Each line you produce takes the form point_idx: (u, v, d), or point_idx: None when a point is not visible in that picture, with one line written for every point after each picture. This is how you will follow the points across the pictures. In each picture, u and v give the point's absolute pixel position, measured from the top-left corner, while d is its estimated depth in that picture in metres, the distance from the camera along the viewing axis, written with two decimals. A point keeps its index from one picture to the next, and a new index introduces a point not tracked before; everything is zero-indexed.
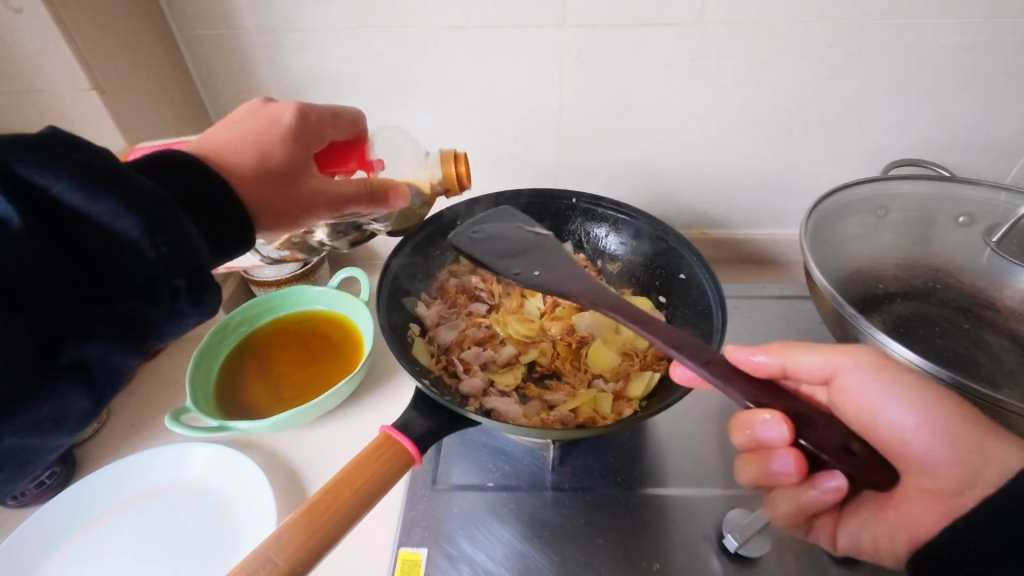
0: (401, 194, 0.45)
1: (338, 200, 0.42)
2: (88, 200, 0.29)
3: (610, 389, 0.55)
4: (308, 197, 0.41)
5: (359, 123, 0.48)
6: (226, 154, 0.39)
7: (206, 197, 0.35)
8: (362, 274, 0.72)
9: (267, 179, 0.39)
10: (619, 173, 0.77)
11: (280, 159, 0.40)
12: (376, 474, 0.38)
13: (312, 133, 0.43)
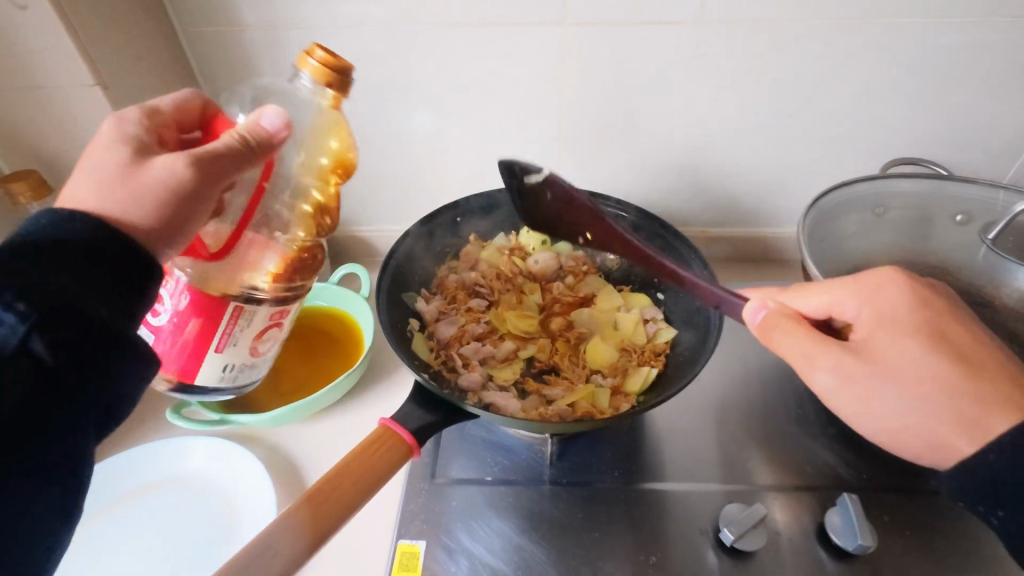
0: (274, 116, 0.39)
1: (210, 163, 0.36)
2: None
3: (608, 383, 0.55)
4: (178, 180, 0.35)
5: (186, 104, 0.43)
6: (70, 192, 0.35)
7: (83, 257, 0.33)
8: (363, 271, 0.73)
9: (124, 193, 0.35)
10: (619, 171, 0.77)
11: (131, 168, 0.36)
12: (371, 468, 0.38)
13: (160, 136, 0.40)
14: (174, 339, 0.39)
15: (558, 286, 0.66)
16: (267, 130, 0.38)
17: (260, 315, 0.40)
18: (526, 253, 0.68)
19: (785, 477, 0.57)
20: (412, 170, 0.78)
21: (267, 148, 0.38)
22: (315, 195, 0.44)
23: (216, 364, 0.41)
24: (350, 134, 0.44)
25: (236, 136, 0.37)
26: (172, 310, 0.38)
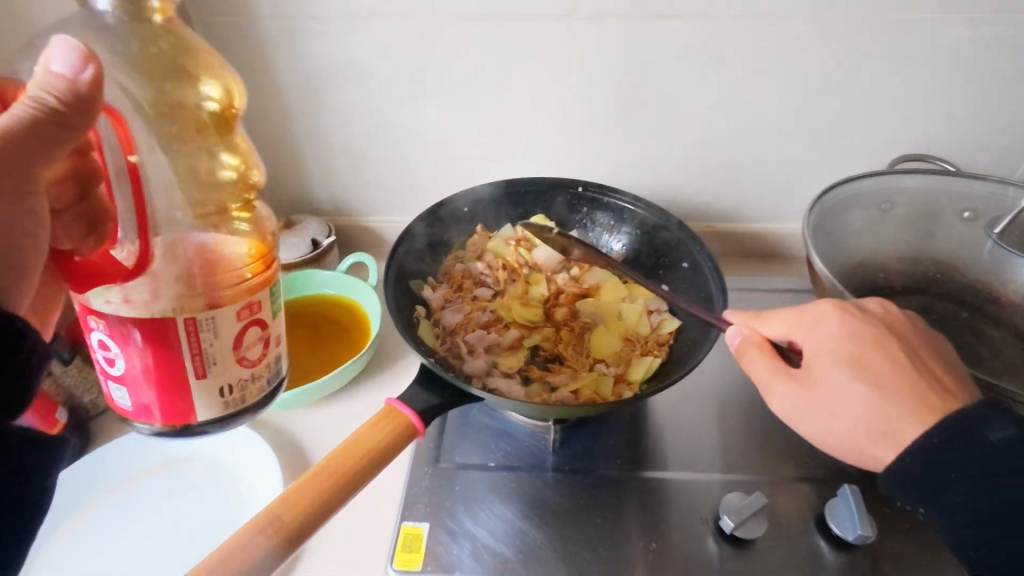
0: (64, 55, 0.32)
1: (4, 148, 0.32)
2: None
3: (611, 372, 0.55)
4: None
5: None
6: None
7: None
8: (372, 261, 0.75)
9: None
10: (624, 169, 0.78)
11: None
12: (376, 444, 0.38)
13: None
14: (145, 378, 0.36)
15: (563, 277, 0.66)
16: (63, 77, 0.32)
17: (221, 319, 0.35)
18: (532, 244, 0.68)
19: (783, 470, 0.57)
20: (419, 162, 0.79)
21: (78, 102, 0.32)
22: (229, 157, 0.45)
23: (209, 389, 0.37)
24: (214, 60, 0.43)
25: (33, 103, 0.32)
26: (122, 350, 0.35)
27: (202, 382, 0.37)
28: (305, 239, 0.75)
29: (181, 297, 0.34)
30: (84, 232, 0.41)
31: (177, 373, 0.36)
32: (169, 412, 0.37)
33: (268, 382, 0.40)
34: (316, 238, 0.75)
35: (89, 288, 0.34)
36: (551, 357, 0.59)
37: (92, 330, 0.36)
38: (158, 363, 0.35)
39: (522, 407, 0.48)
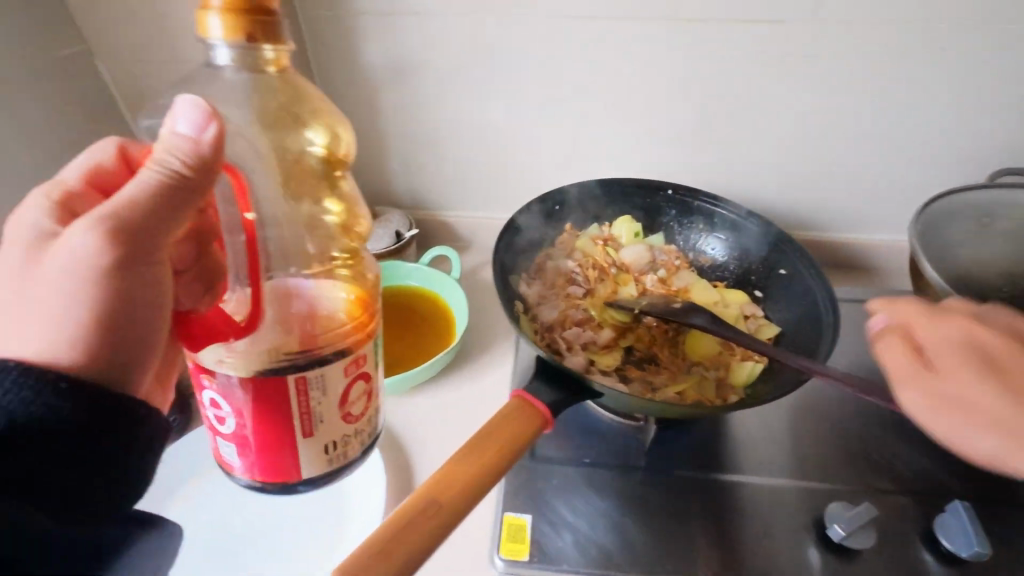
0: (189, 112, 0.29)
1: (127, 222, 0.28)
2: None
3: (712, 375, 0.56)
4: (102, 262, 0.28)
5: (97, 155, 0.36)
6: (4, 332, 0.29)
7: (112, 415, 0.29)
8: (454, 254, 0.76)
9: (37, 315, 0.29)
10: (706, 173, 0.77)
11: (39, 270, 0.29)
12: (518, 432, 0.40)
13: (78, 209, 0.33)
14: (255, 435, 0.35)
15: (652, 279, 0.66)
16: (188, 137, 0.29)
17: (330, 377, 0.34)
18: (619, 244, 0.68)
19: (877, 482, 0.57)
20: (502, 159, 0.79)
21: (205, 164, 0.29)
22: (332, 203, 0.42)
23: (315, 448, 0.36)
24: (330, 109, 0.41)
25: (156, 168, 0.29)
26: (233, 409, 0.34)
27: (311, 440, 0.35)
28: (389, 231, 0.76)
29: (291, 355, 0.33)
30: (198, 292, 0.38)
31: (288, 433, 0.35)
32: (272, 470, 0.36)
33: (365, 440, 0.39)
34: (400, 231, 0.76)
35: (201, 347, 0.33)
36: (646, 358, 0.59)
37: (203, 388, 0.35)
38: (270, 422, 0.34)
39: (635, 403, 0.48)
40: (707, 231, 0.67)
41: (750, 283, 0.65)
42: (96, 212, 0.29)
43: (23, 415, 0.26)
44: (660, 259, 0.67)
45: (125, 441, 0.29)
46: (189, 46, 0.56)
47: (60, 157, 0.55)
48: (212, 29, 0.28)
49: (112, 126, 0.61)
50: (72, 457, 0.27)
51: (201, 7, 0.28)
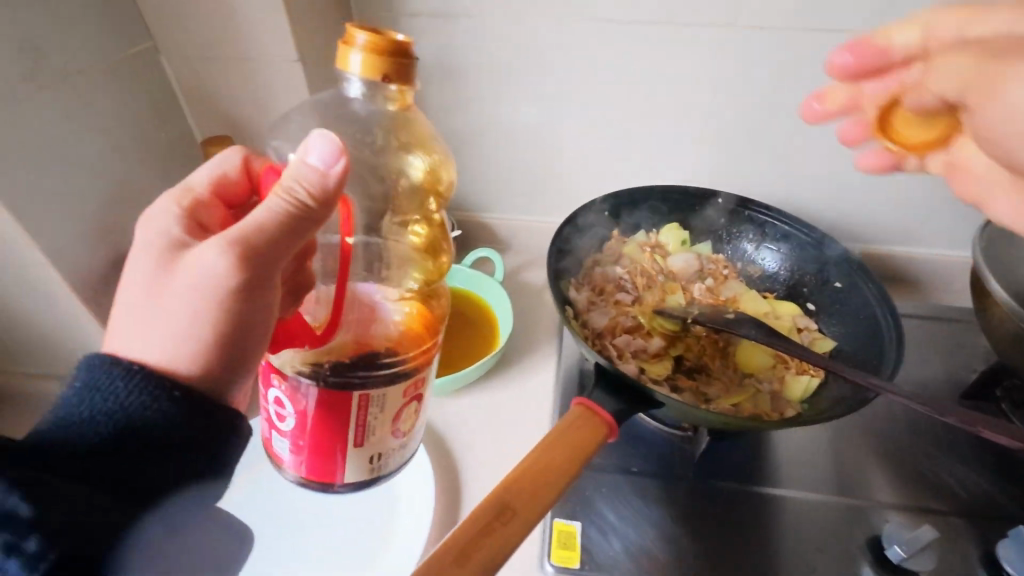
0: (324, 151, 0.32)
1: (254, 244, 0.32)
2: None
3: (766, 389, 0.55)
4: (227, 278, 0.32)
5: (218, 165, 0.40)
6: (134, 334, 0.32)
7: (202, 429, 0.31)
8: (497, 256, 0.76)
9: (163, 319, 0.32)
10: (753, 183, 0.77)
11: (171, 277, 0.32)
12: (583, 439, 0.40)
13: (198, 219, 0.37)
14: (311, 437, 0.37)
15: (700, 287, 0.66)
16: (317, 170, 0.32)
17: (389, 399, 0.37)
18: (666, 252, 0.68)
19: (930, 501, 0.56)
20: (546, 163, 0.79)
21: (326, 197, 0.33)
22: (417, 221, 0.45)
23: (360, 457, 0.39)
24: (433, 138, 0.44)
25: (284, 196, 0.32)
26: (294, 412, 0.37)
27: (360, 450, 0.38)
28: None
29: (357, 373, 0.36)
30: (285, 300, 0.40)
31: (340, 442, 0.37)
32: (319, 470, 0.39)
33: (404, 453, 0.42)
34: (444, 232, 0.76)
35: (279, 348, 0.36)
36: (697, 368, 0.58)
37: (271, 385, 0.37)
38: (327, 429, 0.37)
39: (695, 413, 0.48)
40: (758, 241, 0.67)
41: (801, 295, 0.64)
42: (225, 233, 0.32)
43: (136, 414, 0.30)
44: (709, 269, 0.67)
45: (209, 449, 0.32)
46: (251, 42, 0.57)
47: (124, 149, 0.55)
48: (351, 65, 0.33)
49: (172, 119, 0.61)
50: (168, 456, 0.30)
51: (344, 44, 0.33)
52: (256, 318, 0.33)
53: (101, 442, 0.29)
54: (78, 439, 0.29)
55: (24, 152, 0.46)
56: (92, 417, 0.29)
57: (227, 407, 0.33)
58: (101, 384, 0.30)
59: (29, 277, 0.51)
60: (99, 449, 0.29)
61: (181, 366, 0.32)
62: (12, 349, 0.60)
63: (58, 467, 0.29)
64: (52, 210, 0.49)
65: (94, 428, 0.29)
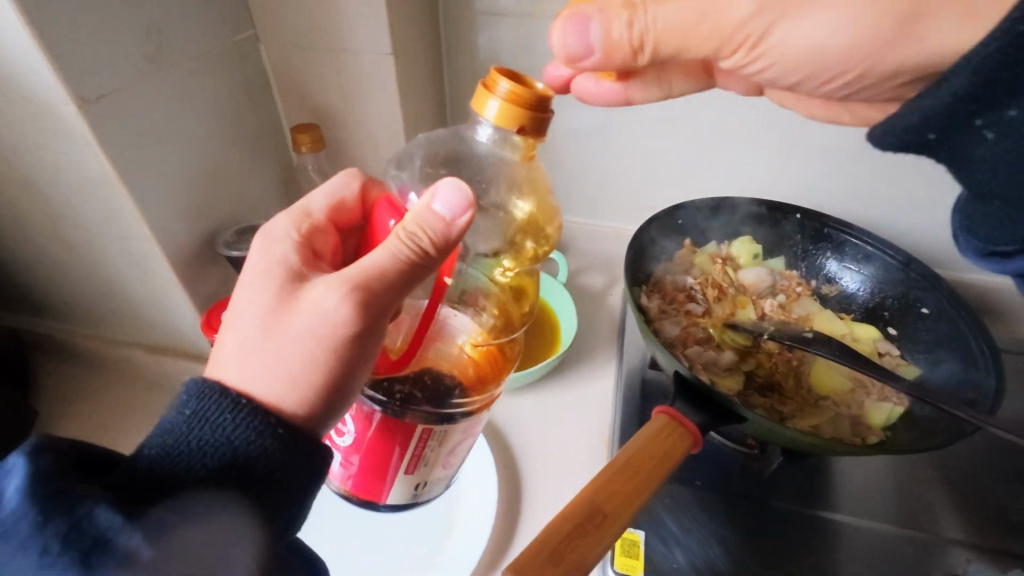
0: (453, 200, 0.33)
1: (369, 289, 0.33)
2: (18, 540, 0.26)
3: (845, 412, 0.54)
4: (343, 320, 0.32)
5: (338, 187, 0.42)
6: (245, 367, 0.33)
7: (298, 465, 0.32)
8: (562, 258, 0.76)
9: (274, 352, 0.33)
10: (833, 200, 0.74)
11: (284, 310, 0.33)
12: (672, 450, 0.40)
13: (311, 244, 0.38)
14: (367, 458, 0.39)
15: (772, 303, 0.65)
16: (442, 218, 0.33)
17: (449, 434, 0.39)
18: (737, 265, 0.67)
19: (1014, 545, 0.54)
20: (616, 168, 0.78)
21: (446, 246, 0.34)
22: (511, 264, 0.43)
23: (407, 483, 0.40)
24: (542, 184, 0.44)
25: (409, 244, 0.33)
26: (354, 433, 0.38)
27: (408, 477, 0.40)
28: None
29: (421, 404, 0.37)
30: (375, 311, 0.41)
31: (393, 467, 0.39)
32: (366, 489, 0.40)
33: (444, 482, 0.43)
34: None
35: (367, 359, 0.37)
36: (770, 386, 0.56)
37: None
38: (383, 453, 0.38)
39: (778, 432, 0.46)
40: (837, 260, 0.65)
41: (882, 318, 0.62)
42: (344, 276, 0.33)
43: (243, 448, 0.30)
44: (783, 285, 0.66)
45: (302, 481, 0.32)
46: (346, 34, 0.58)
47: (221, 132, 0.58)
48: (490, 110, 0.35)
49: (263, 105, 0.63)
50: (267, 495, 0.31)
51: (486, 89, 0.35)
52: (362, 357, 0.34)
53: (207, 476, 0.29)
54: (186, 470, 0.29)
55: (137, 130, 0.48)
56: (201, 448, 0.30)
57: (320, 446, 0.33)
58: (212, 415, 0.30)
59: (130, 250, 0.53)
60: (204, 485, 0.29)
61: (282, 401, 0.33)
62: (107, 317, 0.63)
63: (161, 492, 0.29)
64: (158, 187, 0.51)
65: (203, 461, 0.30)
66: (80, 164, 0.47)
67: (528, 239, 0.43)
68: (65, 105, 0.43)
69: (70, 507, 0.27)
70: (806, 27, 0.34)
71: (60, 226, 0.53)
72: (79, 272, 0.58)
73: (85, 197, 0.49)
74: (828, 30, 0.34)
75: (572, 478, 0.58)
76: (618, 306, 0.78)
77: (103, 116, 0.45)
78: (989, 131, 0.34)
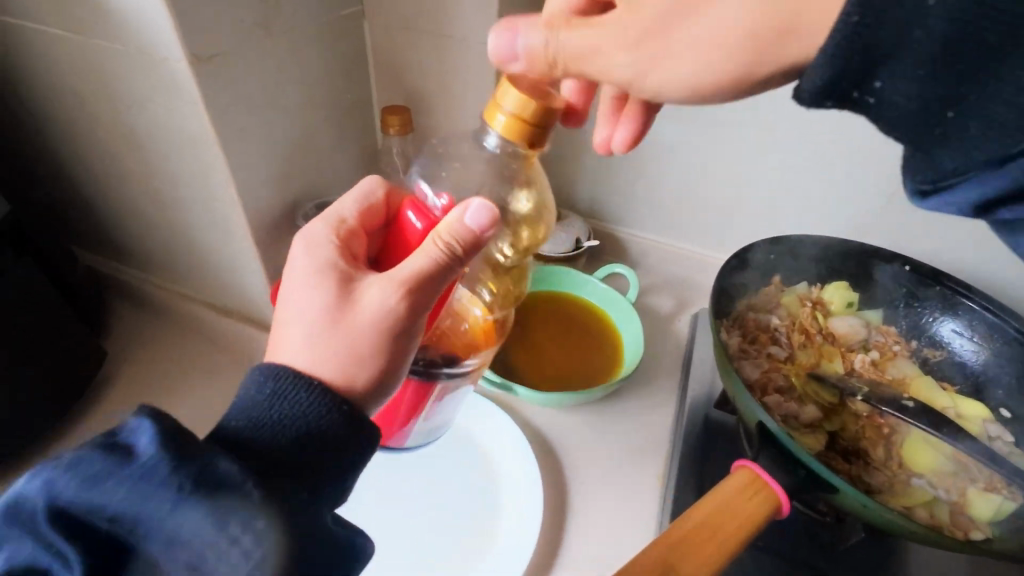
0: (480, 213, 0.35)
1: (419, 285, 0.34)
2: (153, 483, 0.26)
3: (942, 496, 0.47)
4: (396, 311, 0.33)
5: (366, 192, 0.41)
6: (299, 357, 0.33)
7: (360, 441, 0.31)
8: (633, 275, 0.72)
9: (333, 344, 0.33)
10: (950, 257, 0.66)
11: (338, 305, 0.33)
12: (753, 511, 0.36)
13: (352, 252, 0.37)
14: (393, 407, 0.43)
15: (863, 359, 0.59)
16: (471, 228, 0.35)
17: (456, 384, 0.46)
18: (828, 311, 0.62)
19: None
20: (703, 190, 0.73)
21: (475, 247, 0.35)
22: (508, 250, 0.51)
23: (424, 424, 0.48)
24: (541, 187, 0.50)
25: (445, 247, 0.34)
26: None
27: (425, 421, 0.48)
28: (571, 236, 0.73)
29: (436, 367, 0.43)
30: None
31: (416, 417, 0.45)
32: (388, 434, 0.46)
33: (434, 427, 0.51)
34: (579, 238, 0.74)
35: None
36: (853, 452, 0.51)
37: None
38: (401, 406, 0.43)
39: (874, 510, 0.40)
40: (946, 322, 0.58)
41: (993, 397, 0.55)
42: (390, 275, 0.34)
43: (317, 420, 0.30)
44: (877, 341, 0.60)
45: (366, 455, 0.32)
46: (452, 19, 0.56)
47: (315, 105, 0.57)
48: (497, 123, 0.38)
49: (357, 82, 0.63)
50: (340, 466, 0.30)
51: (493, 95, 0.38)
52: (408, 348, 0.35)
53: (287, 445, 0.29)
54: (265, 438, 0.29)
55: (239, 92, 0.48)
56: (281, 418, 0.30)
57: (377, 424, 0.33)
58: (289, 392, 0.30)
59: (215, 211, 0.54)
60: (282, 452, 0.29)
61: (339, 383, 0.32)
62: (182, 272, 0.65)
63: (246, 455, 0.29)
64: (249, 152, 0.51)
65: (289, 432, 0.30)
66: (183, 122, 0.47)
67: (524, 230, 0.50)
68: (179, 62, 0.43)
69: (192, 455, 0.27)
70: (671, 67, 0.33)
71: (153, 178, 0.54)
72: (164, 225, 0.59)
73: (181, 152, 0.50)
74: (694, 68, 0.32)
75: (618, 512, 0.55)
76: (684, 334, 0.74)
77: (211, 76, 0.45)
78: (868, 98, 0.30)
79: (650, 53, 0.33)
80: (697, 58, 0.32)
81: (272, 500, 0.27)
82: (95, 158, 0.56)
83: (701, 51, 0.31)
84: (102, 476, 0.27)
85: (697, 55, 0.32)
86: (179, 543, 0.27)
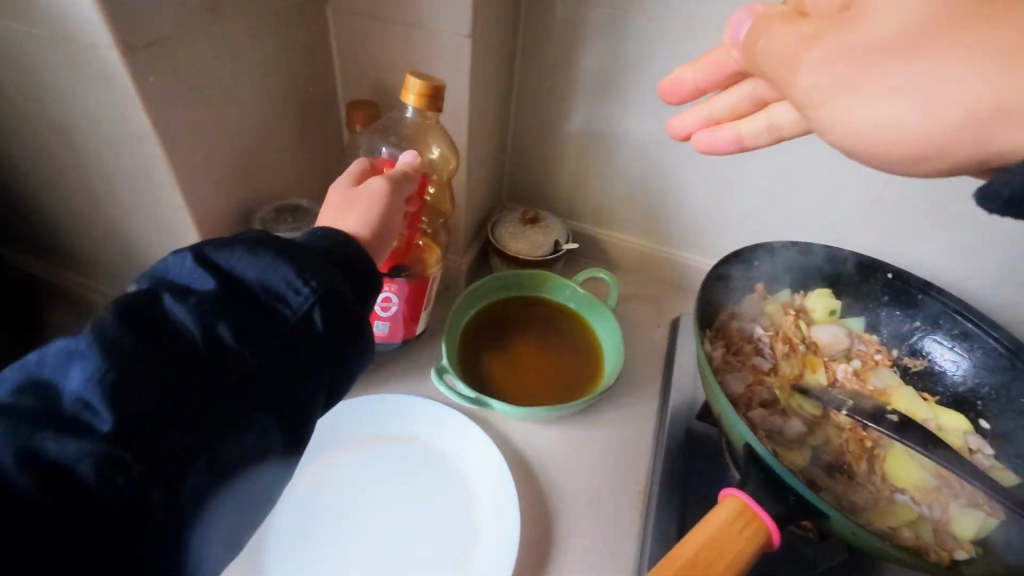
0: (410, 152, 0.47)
1: (397, 180, 0.44)
2: (253, 249, 0.32)
3: (925, 513, 0.46)
4: (383, 195, 0.42)
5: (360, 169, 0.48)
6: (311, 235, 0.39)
7: (374, 277, 0.37)
8: (615, 280, 0.69)
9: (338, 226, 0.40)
10: (930, 264, 0.65)
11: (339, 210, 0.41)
12: (742, 547, 0.35)
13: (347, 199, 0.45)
14: (410, 304, 0.58)
15: (845, 369, 0.58)
16: (413, 159, 0.47)
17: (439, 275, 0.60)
18: (810, 319, 0.60)
19: None
20: (684, 193, 0.71)
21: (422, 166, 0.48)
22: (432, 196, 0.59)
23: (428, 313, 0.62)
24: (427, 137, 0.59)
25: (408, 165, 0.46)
26: (399, 298, 0.56)
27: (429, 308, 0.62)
28: (548, 241, 0.70)
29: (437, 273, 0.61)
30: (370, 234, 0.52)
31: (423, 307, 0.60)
32: (408, 327, 0.61)
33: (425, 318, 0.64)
34: (558, 242, 0.70)
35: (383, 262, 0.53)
36: (837, 468, 0.49)
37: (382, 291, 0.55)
38: (416, 303, 0.58)
39: (865, 537, 0.39)
40: (926, 331, 0.58)
41: (973, 408, 0.55)
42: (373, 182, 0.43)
43: (348, 246, 0.36)
44: (858, 349, 0.59)
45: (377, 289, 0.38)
46: (423, 10, 0.52)
47: (271, 100, 0.52)
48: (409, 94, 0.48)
49: (319, 75, 0.58)
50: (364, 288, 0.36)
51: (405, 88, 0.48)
52: (389, 230, 0.42)
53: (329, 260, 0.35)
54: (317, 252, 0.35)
55: (180, 87, 0.43)
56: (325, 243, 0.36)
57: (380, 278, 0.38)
58: (322, 232, 0.36)
59: (159, 215, 0.49)
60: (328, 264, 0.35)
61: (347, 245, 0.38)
62: (124, 278, 0.59)
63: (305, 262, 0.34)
64: (197, 152, 0.46)
65: (335, 246, 0.36)
66: (119, 118, 0.42)
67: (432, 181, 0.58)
68: (110, 51, 0.37)
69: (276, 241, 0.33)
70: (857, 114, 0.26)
71: (89, 178, 0.49)
72: (104, 227, 0.54)
73: (119, 151, 0.45)
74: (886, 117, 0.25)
75: (599, 530, 0.53)
76: (664, 341, 0.72)
77: (148, 68, 0.40)
78: None
79: (852, 87, 0.25)
80: (900, 106, 0.24)
81: (330, 285, 0.33)
82: (21, 153, 0.50)
83: (908, 98, 0.24)
84: (217, 244, 0.32)
85: (899, 98, 0.24)
86: (266, 293, 0.32)
